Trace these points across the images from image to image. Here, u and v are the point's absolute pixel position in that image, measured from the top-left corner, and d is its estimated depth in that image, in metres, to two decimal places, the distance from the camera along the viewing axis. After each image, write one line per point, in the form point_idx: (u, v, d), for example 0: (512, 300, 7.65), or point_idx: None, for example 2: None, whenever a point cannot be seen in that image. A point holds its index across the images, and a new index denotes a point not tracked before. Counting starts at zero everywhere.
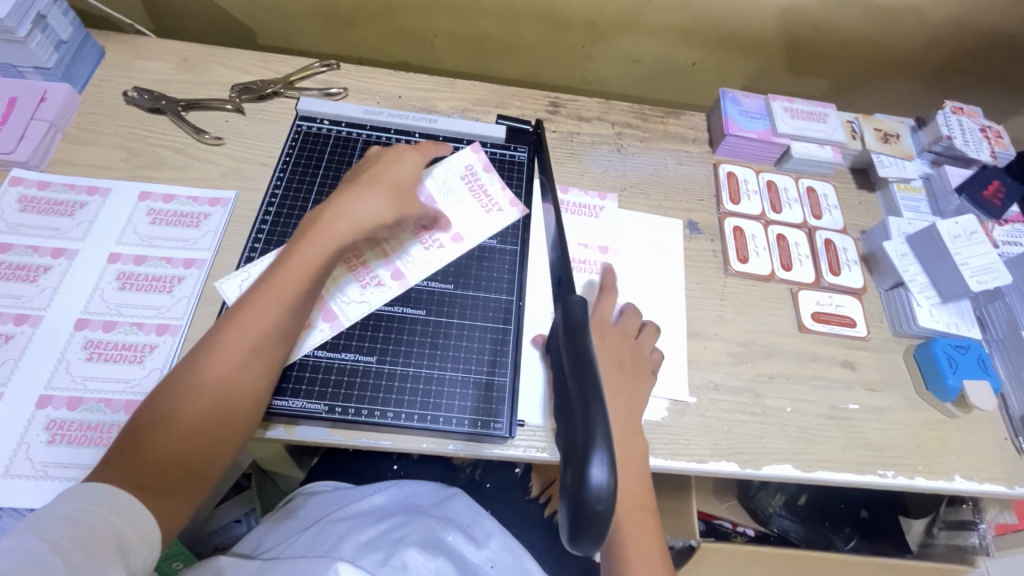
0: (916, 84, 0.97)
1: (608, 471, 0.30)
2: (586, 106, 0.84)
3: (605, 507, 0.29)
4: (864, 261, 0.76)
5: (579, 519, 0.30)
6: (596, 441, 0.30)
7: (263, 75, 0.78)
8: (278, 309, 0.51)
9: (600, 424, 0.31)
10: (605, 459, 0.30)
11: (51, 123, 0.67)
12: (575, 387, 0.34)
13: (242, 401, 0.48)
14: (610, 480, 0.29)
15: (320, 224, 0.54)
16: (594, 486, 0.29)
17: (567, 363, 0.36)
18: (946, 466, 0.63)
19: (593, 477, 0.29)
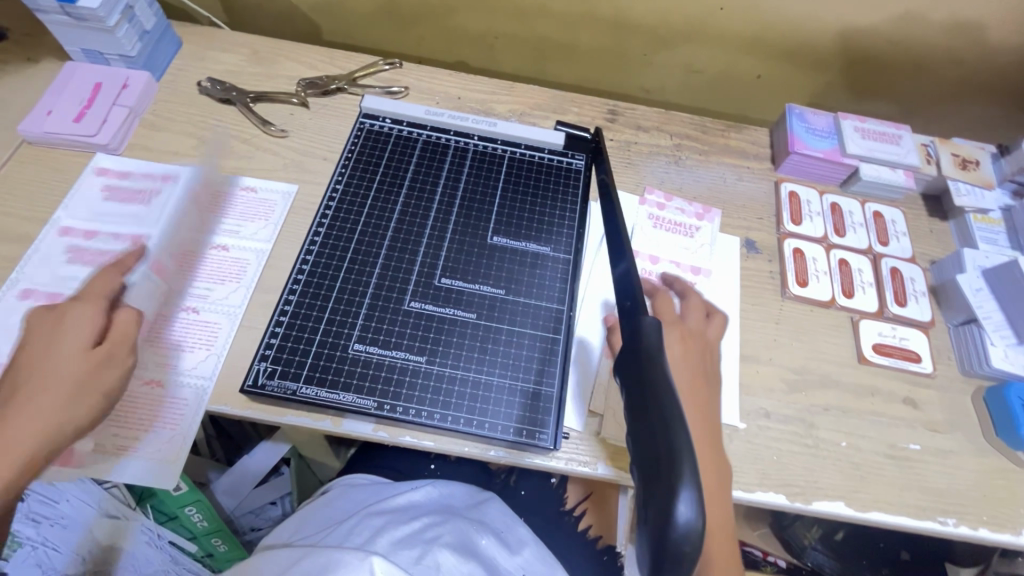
0: (998, 109, 0.92)
1: (696, 506, 0.28)
2: (645, 115, 0.82)
3: (691, 545, 0.27)
4: (933, 293, 0.72)
5: (662, 557, 0.28)
6: (683, 475, 0.28)
7: (329, 70, 0.80)
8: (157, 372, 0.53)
9: (688, 454, 0.29)
10: (693, 495, 0.28)
11: (130, 108, 0.71)
12: (654, 408, 0.32)
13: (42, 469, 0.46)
14: (698, 516, 0.28)
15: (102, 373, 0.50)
16: (681, 523, 0.27)
17: (637, 381, 0.34)
18: (1014, 519, 0.59)
19: (679, 513, 0.28)
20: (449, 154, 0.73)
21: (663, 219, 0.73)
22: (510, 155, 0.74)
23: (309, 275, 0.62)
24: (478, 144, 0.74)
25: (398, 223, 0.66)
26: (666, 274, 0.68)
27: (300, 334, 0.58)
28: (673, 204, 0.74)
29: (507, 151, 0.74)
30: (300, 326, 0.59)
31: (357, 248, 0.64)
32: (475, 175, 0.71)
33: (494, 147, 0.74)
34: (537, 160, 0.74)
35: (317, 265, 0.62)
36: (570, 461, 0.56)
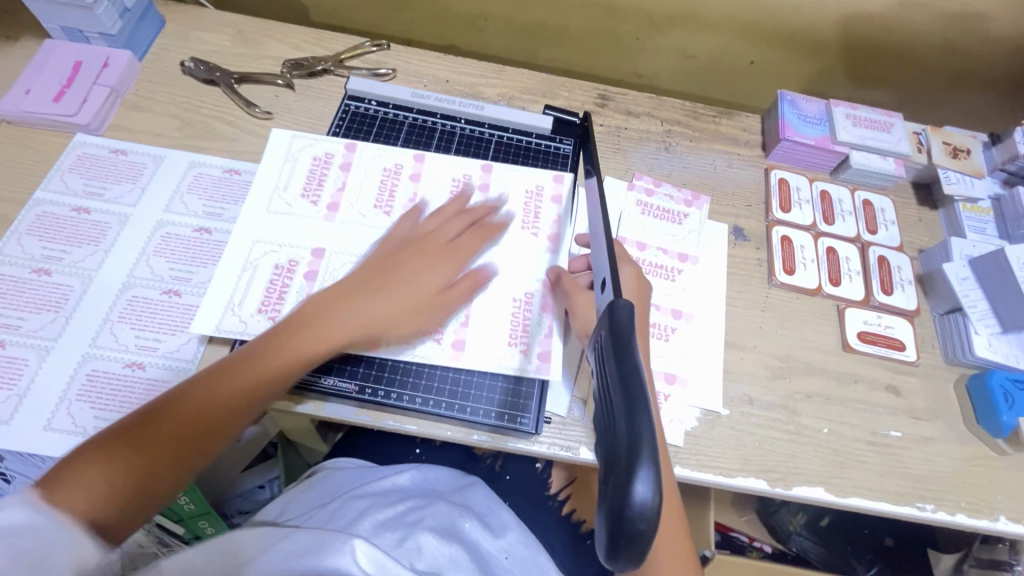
0: (991, 98, 0.91)
1: (654, 487, 0.27)
2: (636, 100, 0.81)
3: (646, 527, 0.27)
4: (919, 281, 0.72)
5: (618, 539, 0.27)
6: (642, 455, 0.28)
7: (314, 52, 0.79)
8: (326, 340, 0.52)
9: (648, 436, 0.28)
10: (651, 477, 0.28)
11: (111, 88, 0.69)
12: (619, 387, 0.31)
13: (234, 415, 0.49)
14: (655, 499, 0.27)
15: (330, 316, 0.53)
16: (637, 505, 0.27)
17: (608, 360, 0.34)
18: (992, 505, 0.59)
19: (636, 494, 0.27)
20: (436, 137, 0.72)
21: (650, 205, 0.72)
22: (497, 139, 0.74)
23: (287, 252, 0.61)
24: (465, 128, 0.73)
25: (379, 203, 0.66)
26: (652, 261, 0.68)
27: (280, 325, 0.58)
28: (662, 190, 0.73)
29: (494, 135, 0.74)
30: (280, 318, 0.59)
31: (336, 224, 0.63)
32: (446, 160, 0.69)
33: (481, 131, 0.73)
34: (524, 144, 0.74)
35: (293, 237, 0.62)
36: (553, 446, 0.57)
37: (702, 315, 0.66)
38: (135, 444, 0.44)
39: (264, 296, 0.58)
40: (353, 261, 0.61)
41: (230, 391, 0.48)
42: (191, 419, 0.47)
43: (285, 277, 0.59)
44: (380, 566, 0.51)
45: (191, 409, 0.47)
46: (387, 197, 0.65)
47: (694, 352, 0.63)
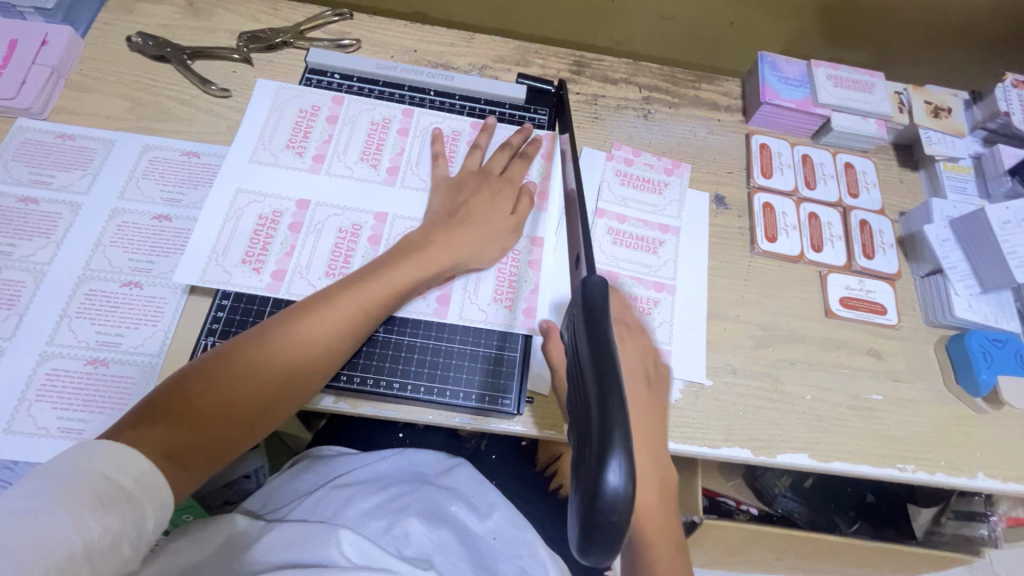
0: (972, 55, 0.90)
1: (626, 473, 0.26)
2: (613, 67, 0.78)
3: (620, 512, 0.26)
4: (901, 244, 0.72)
5: (590, 529, 0.26)
6: (612, 441, 0.27)
7: (272, 23, 0.74)
8: (354, 309, 0.51)
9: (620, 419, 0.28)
10: (624, 460, 0.27)
11: (52, 68, 0.65)
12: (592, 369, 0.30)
13: (271, 395, 0.48)
14: (629, 481, 0.26)
15: (358, 288, 0.52)
16: (611, 489, 0.26)
17: (582, 339, 0.33)
18: (970, 463, 0.60)
19: (611, 477, 0.26)
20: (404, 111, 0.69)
21: (630, 175, 0.70)
22: (469, 111, 0.71)
23: (266, 230, 0.59)
24: (435, 100, 0.70)
25: (357, 173, 0.63)
26: (633, 234, 0.67)
27: (247, 310, 0.56)
28: (641, 159, 0.71)
29: (466, 107, 0.71)
30: (246, 306, 0.56)
31: (315, 194, 0.62)
32: (425, 113, 0.69)
33: (452, 103, 0.70)
34: (498, 115, 0.71)
35: (274, 205, 0.60)
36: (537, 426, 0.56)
37: (683, 287, 0.65)
38: (163, 415, 0.44)
39: (247, 248, 0.58)
40: (339, 214, 0.61)
41: (260, 361, 0.48)
42: (223, 390, 0.46)
43: (270, 227, 0.59)
44: (367, 556, 0.51)
45: (225, 379, 0.47)
46: (372, 151, 0.65)
47: (677, 324, 0.63)
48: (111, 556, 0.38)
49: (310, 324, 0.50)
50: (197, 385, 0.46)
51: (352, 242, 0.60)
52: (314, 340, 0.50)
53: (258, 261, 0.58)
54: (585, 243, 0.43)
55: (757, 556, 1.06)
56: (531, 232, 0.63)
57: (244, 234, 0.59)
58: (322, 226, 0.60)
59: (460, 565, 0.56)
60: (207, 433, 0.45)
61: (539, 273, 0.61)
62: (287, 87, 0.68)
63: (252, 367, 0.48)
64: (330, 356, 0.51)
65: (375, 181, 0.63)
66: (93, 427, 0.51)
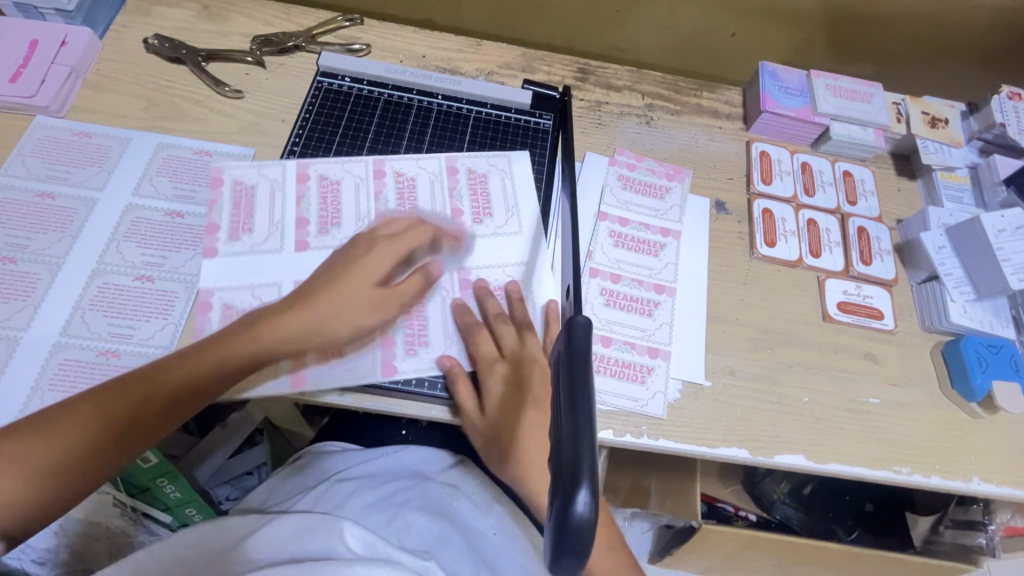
0: (970, 66, 0.91)
1: (593, 499, 0.26)
2: (617, 74, 0.80)
3: (589, 538, 0.26)
4: (898, 251, 0.73)
5: (559, 549, 0.27)
6: (582, 469, 0.27)
7: (285, 27, 0.76)
8: (318, 325, 0.50)
9: (591, 455, 0.27)
10: (592, 488, 0.27)
11: (71, 67, 0.67)
12: (568, 408, 0.29)
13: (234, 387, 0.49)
14: (595, 509, 0.26)
15: (323, 281, 0.52)
16: (576, 517, 0.26)
17: (562, 377, 0.32)
18: (965, 467, 0.61)
19: (578, 504, 0.26)
20: (413, 114, 0.71)
21: (632, 179, 0.71)
22: (476, 115, 0.72)
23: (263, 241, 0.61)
24: (442, 104, 0.72)
25: (349, 188, 0.64)
26: (634, 237, 0.68)
27: None
28: (643, 164, 0.73)
29: (473, 111, 0.72)
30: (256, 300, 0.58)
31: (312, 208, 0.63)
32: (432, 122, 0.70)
33: (459, 107, 0.72)
34: (503, 120, 0.72)
35: (268, 219, 0.62)
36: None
37: (683, 290, 0.66)
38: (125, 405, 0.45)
39: (231, 264, 0.59)
40: (325, 231, 0.62)
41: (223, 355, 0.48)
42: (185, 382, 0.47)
43: (219, 310, 0.57)
44: (370, 547, 0.51)
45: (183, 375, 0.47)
46: (330, 212, 0.63)
47: (678, 324, 0.64)
48: None
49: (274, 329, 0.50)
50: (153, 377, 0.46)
51: None
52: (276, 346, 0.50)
53: (211, 326, 0.56)
54: (574, 272, 0.43)
55: (756, 563, 1.06)
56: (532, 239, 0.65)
57: (197, 317, 0.57)
58: (280, 288, 0.58)
59: (461, 557, 0.56)
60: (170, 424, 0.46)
61: (539, 277, 0.62)
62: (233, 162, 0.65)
63: (214, 361, 0.48)
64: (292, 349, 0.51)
65: (338, 242, 0.61)
66: None
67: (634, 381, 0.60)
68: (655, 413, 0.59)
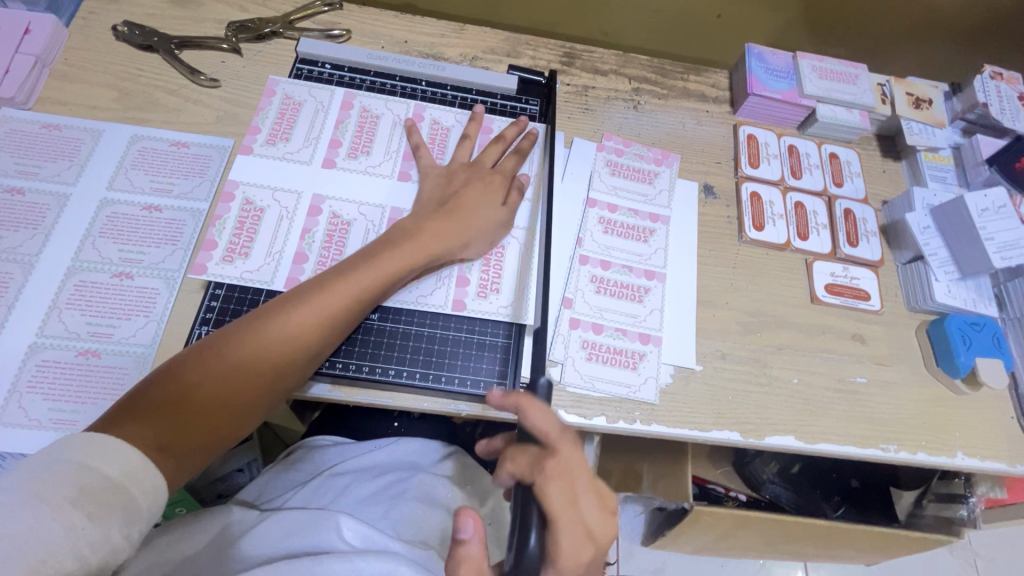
0: (953, 46, 0.92)
1: (540, 541, 0.39)
2: (603, 58, 0.79)
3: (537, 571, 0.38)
4: (884, 232, 0.74)
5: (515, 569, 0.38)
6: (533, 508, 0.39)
7: (261, 13, 0.73)
8: (348, 300, 0.52)
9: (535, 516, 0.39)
10: (537, 535, 0.39)
11: (36, 57, 0.64)
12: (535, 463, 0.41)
13: (265, 381, 0.48)
14: (540, 552, 0.38)
15: (354, 274, 0.52)
16: (527, 560, 0.38)
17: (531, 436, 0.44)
18: (949, 444, 0.62)
19: (529, 547, 0.38)
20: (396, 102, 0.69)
21: (621, 165, 0.71)
22: (461, 101, 0.71)
23: (259, 217, 0.59)
24: (427, 90, 0.70)
25: (349, 160, 0.64)
26: (624, 223, 0.68)
27: (242, 299, 0.56)
28: (631, 149, 0.72)
29: (458, 97, 0.71)
30: (240, 295, 0.56)
31: (317, 176, 0.62)
32: (418, 105, 0.69)
33: (444, 93, 0.71)
34: (489, 106, 0.71)
35: (267, 192, 0.61)
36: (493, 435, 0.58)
37: (673, 276, 0.66)
38: (156, 403, 0.44)
39: (231, 237, 0.58)
40: (336, 198, 0.62)
41: (257, 351, 0.48)
42: (218, 378, 0.47)
43: (255, 217, 0.59)
44: (367, 540, 0.52)
45: (220, 368, 0.47)
46: (363, 140, 0.65)
47: (669, 310, 0.64)
48: (99, 542, 0.37)
49: (301, 311, 0.50)
50: (193, 370, 0.46)
51: (344, 232, 0.60)
52: (308, 330, 0.50)
53: (200, 318, 0.55)
54: None
55: (747, 541, 1.08)
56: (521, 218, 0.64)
57: (228, 225, 0.59)
58: (307, 218, 0.60)
59: (458, 548, 0.57)
60: (203, 420, 0.46)
61: (529, 259, 0.61)
62: (287, 78, 0.68)
63: (247, 357, 0.48)
64: (325, 342, 0.51)
65: (365, 172, 0.64)
66: (85, 418, 0.51)
67: (626, 367, 0.60)
68: (646, 398, 0.59)
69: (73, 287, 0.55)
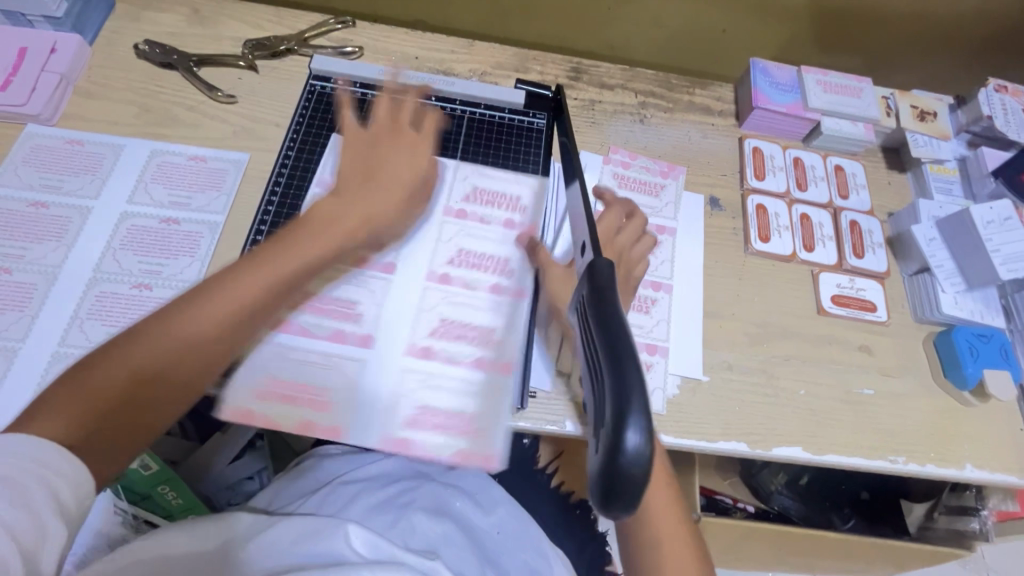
0: (957, 59, 0.92)
1: (644, 434, 0.28)
2: (609, 73, 0.80)
3: (640, 474, 0.27)
4: (890, 243, 0.74)
5: (608, 491, 0.28)
6: (631, 406, 0.27)
7: (277, 31, 0.75)
8: (280, 275, 0.50)
9: (638, 388, 0.28)
10: (640, 424, 0.28)
11: (61, 75, 0.66)
12: (604, 352, 0.30)
13: (197, 366, 0.46)
14: (645, 445, 0.27)
15: (282, 249, 0.51)
16: (631, 451, 0.27)
17: (593, 330, 0.32)
18: (959, 455, 0.62)
19: (629, 440, 0.27)
20: None
21: (627, 178, 0.72)
22: (470, 115, 0.73)
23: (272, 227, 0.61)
24: (437, 105, 0.72)
25: None
26: None
27: None
28: (638, 162, 0.73)
29: (467, 112, 0.72)
30: None
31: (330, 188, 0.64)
32: None
33: (453, 108, 0.72)
34: (497, 119, 0.73)
35: (278, 206, 0.62)
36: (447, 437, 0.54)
37: (680, 287, 0.67)
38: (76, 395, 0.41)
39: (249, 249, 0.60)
40: None
41: (185, 334, 0.45)
42: (145, 365, 0.44)
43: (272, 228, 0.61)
44: (374, 548, 0.52)
45: (146, 353, 0.44)
46: None
47: (676, 321, 0.65)
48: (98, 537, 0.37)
49: (239, 292, 0.48)
50: (119, 358, 0.43)
51: None
52: (241, 308, 0.48)
53: None
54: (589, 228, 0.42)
55: (756, 553, 1.07)
56: (520, 220, 0.66)
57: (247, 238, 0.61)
58: None
59: (468, 559, 0.57)
60: (130, 410, 0.43)
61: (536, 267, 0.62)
62: (300, 95, 0.70)
63: (176, 340, 0.45)
64: (256, 320, 0.49)
65: None
66: None
67: None
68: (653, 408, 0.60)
69: (94, 298, 0.57)
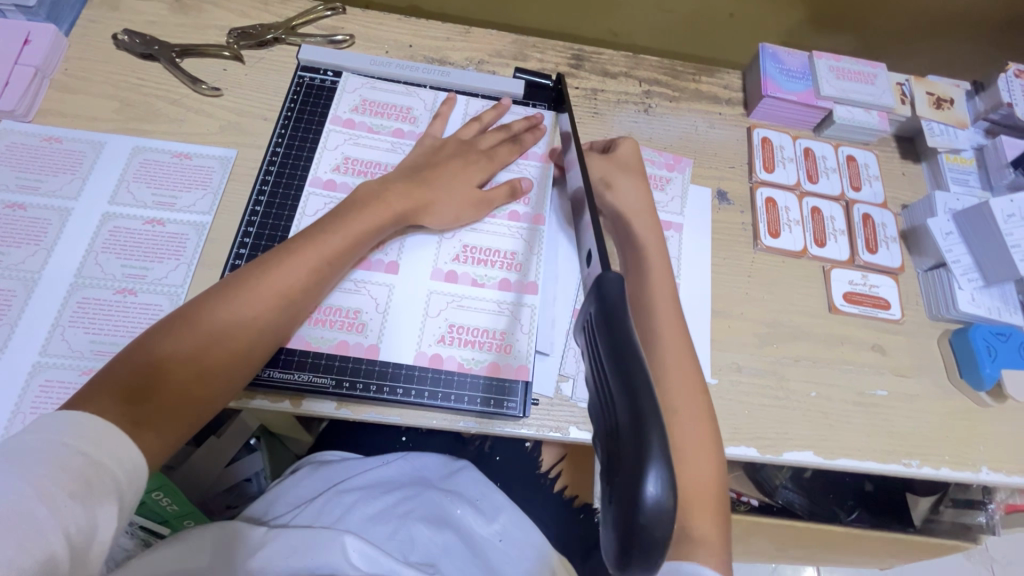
0: (972, 43, 0.89)
1: (665, 484, 0.26)
2: (612, 60, 0.77)
3: (664, 525, 0.26)
4: (903, 237, 0.71)
5: (627, 544, 0.26)
6: (652, 453, 0.26)
7: (263, 18, 0.72)
8: (318, 261, 0.51)
9: (656, 432, 0.27)
10: (661, 469, 0.26)
11: (36, 68, 0.63)
12: (623, 386, 0.29)
13: (238, 348, 0.47)
14: (667, 494, 0.26)
15: (318, 235, 0.52)
16: (649, 501, 0.25)
17: (605, 358, 0.31)
18: (973, 457, 0.60)
19: (648, 489, 0.26)
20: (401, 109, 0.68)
21: None
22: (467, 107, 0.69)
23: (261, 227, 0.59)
24: (432, 96, 0.69)
25: (353, 171, 0.63)
26: None
27: None
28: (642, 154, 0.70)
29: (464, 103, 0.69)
30: None
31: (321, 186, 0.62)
32: (422, 111, 0.67)
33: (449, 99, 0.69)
34: None
35: (269, 207, 0.60)
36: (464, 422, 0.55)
37: (686, 286, 0.64)
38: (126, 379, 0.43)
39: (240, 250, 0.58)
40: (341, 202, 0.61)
41: (228, 318, 0.46)
42: (191, 350, 0.45)
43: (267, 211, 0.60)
44: (374, 563, 0.51)
45: (190, 338, 0.45)
46: (367, 149, 0.64)
47: None
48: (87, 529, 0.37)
49: (278, 278, 0.49)
50: (165, 343, 0.45)
51: None
52: (280, 292, 0.49)
53: None
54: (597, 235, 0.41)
55: (759, 547, 1.06)
56: (525, 211, 0.63)
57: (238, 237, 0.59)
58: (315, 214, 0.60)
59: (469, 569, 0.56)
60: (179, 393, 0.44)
61: (538, 267, 0.60)
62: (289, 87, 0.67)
63: (218, 326, 0.46)
64: (298, 305, 0.50)
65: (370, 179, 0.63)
66: None
67: None
68: None
69: (77, 305, 0.55)
